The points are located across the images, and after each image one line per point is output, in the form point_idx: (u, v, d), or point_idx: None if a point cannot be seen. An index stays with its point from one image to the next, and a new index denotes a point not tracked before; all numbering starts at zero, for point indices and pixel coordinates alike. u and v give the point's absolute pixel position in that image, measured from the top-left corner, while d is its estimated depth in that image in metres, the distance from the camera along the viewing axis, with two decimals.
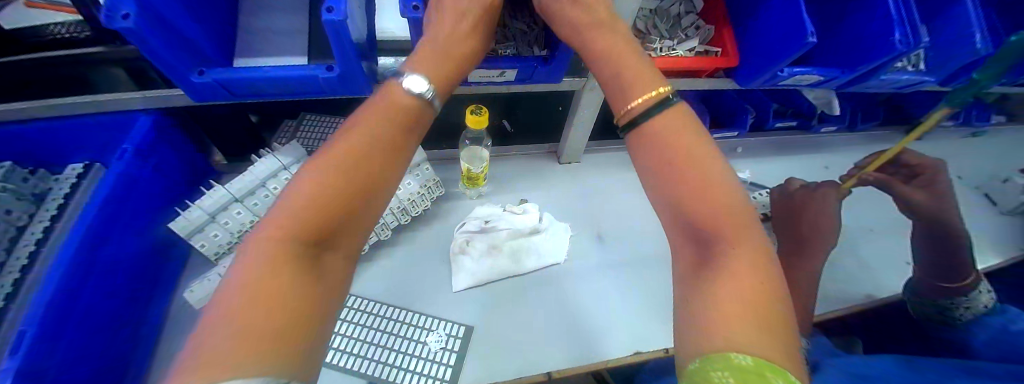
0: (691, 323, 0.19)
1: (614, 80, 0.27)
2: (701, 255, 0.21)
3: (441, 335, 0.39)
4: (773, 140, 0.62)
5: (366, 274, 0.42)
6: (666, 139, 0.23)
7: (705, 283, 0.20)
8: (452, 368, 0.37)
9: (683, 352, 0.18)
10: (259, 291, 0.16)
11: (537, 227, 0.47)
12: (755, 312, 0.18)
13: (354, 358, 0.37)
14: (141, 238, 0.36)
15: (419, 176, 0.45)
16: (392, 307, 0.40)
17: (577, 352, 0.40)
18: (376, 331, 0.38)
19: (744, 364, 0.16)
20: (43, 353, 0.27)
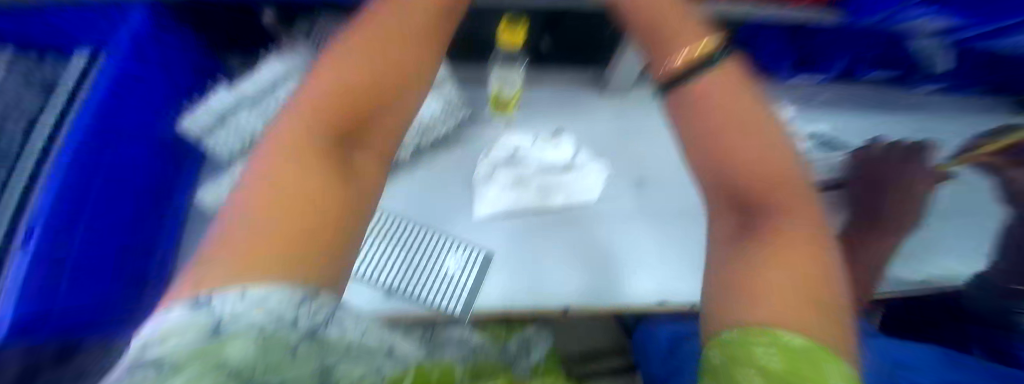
0: (729, 290, 0.19)
1: (663, 41, 0.27)
2: (746, 222, 0.21)
3: (461, 257, 0.40)
4: (864, 95, 0.54)
5: (391, 188, 0.43)
6: (715, 102, 0.24)
7: (751, 251, 0.19)
8: (471, 289, 0.39)
9: (715, 318, 0.18)
10: (286, 183, 0.17)
11: (570, 164, 0.46)
12: (808, 290, 0.17)
13: (378, 270, 0.39)
14: (147, 138, 0.39)
15: (443, 97, 0.43)
16: (414, 224, 0.41)
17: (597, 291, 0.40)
18: (399, 246, 0.40)
19: (795, 345, 0.15)
20: (59, 242, 0.31)
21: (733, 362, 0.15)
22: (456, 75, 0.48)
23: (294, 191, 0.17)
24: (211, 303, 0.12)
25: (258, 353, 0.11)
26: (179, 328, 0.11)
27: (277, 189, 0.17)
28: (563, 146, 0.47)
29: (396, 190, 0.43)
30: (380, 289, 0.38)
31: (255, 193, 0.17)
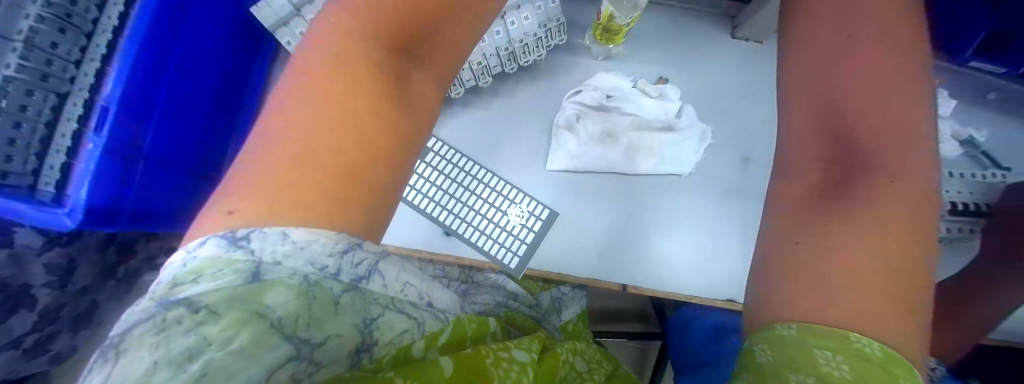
0: (798, 283, 0.19)
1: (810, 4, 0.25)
2: (834, 202, 0.21)
3: (522, 211, 0.40)
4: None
5: (456, 122, 0.43)
6: (851, 70, 0.23)
7: (826, 239, 0.20)
8: (528, 246, 0.39)
9: (776, 311, 0.20)
10: (336, 109, 0.17)
11: (670, 125, 0.43)
12: (880, 291, 0.18)
13: (432, 204, 0.40)
14: (210, 44, 0.42)
15: (539, 11, 0.40)
16: (473, 164, 0.42)
17: (648, 267, 0.39)
18: (463, 188, 0.41)
19: (868, 354, 0.17)
20: (134, 131, 0.35)
21: (786, 363, 0.17)
22: None
23: (329, 129, 0.17)
24: (252, 243, 0.13)
25: (300, 307, 0.13)
26: (219, 262, 0.13)
27: (314, 125, 0.17)
28: (668, 100, 0.44)
29: (454, 120, 0.43)
30: (438, 226, 0.40)
31: (288, 123, 0.17)
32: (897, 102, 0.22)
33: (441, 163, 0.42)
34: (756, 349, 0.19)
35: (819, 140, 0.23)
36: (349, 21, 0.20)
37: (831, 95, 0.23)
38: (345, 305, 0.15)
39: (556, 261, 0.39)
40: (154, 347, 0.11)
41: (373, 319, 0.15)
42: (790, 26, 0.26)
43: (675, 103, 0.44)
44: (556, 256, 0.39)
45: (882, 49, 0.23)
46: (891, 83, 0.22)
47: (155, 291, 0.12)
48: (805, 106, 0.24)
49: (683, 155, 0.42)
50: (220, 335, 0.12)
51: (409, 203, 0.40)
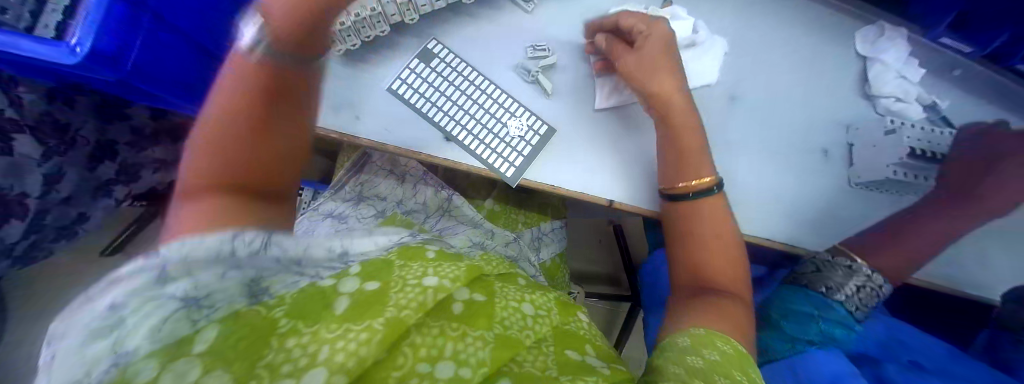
0: (699, 311, 0.54)
1: (681, 154, 0.60)
2: (701, 290, 0.57)
3: (523, 128, 0.60)
4: (994, 89, 0.66)
5: (467, 45, 0.64)
6: (704, 214, 0.59)
7: (704, 300, 0.56)
8: (522, 160, 0.60)
9: (692, 319, 0.53)
10: (211, 203, 0.38)
11: (693, 42, 0.66)
12: (728, 319, 0.53)
13: (451, 122, 0.60)
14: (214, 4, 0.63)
15: None
16: (491, 87, 0.62)
17: (604, 177, 0.62)
18: (473, 102, 0.61)
19: (727, 346, 0.47)
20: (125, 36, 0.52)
21: (699, 343, 0.47)
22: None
23: (238, 215, 0.37)
24: (166, 255, 0.30)
25: (189, 296, 0.28)
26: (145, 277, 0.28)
27: (235, 214, 0.37)
28: (680, 16, 0.66)
29: (450, 29, 0.64)
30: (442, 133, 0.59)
31: (201, 165, 0.41)
32: (722, 230, 0.59)
33: (460, 81, 0.61)
34: (679, 339, 0.49)
35: (690, 263, 0.60)
36: (227, 87, 0.44)
37: (696, 235, 0.59)
38: (217, 301, 0.30)
39: (543, 174, 0.60)
40: (100, 329, 0.25)
41: (265, 278, 0.34)
42: (670, 170, 0.61)
43: (686, 19, 0.66)
44: (550, 176, 0.60)
45: (715, 206, 0.60)
46: (721, 221, 0.59)
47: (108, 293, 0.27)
48: (684, 242, 0.61)
49: (699, 64, 0.66)
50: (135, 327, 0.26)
51: (426, 114, 0.59)
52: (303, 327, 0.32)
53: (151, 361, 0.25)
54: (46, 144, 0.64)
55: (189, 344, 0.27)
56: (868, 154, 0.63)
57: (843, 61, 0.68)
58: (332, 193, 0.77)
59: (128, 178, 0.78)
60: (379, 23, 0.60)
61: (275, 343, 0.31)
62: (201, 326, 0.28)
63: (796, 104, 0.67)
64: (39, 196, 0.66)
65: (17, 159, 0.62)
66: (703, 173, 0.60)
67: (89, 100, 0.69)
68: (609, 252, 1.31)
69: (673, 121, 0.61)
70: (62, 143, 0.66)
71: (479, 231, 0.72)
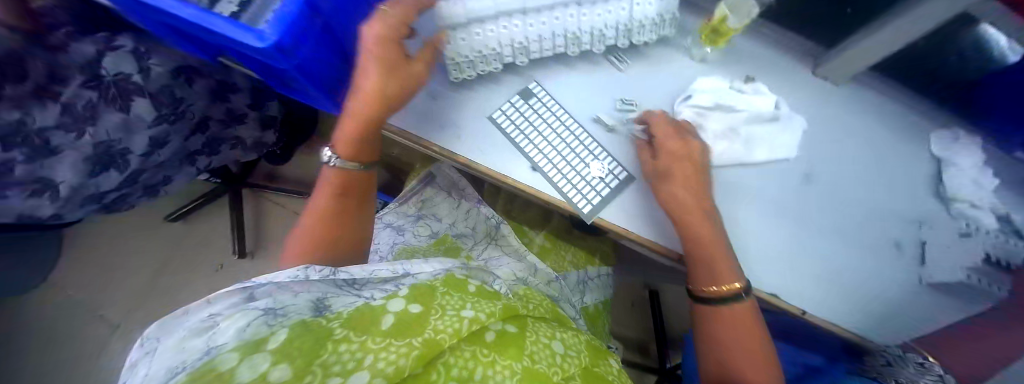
0: None
1: (705, 262, 0.60)
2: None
3: (607, 172, 0.66)
4: None
5: (564, 91, 0.72)
6: (727, 320, 0.59)
7: None
8: (600, 198, 0.65)
9: None
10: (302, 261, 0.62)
11: (775, 118, 0.69)
12: None
13: (541, 157, 0.66)
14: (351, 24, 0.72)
15: (656, 27, 0.70)
16: (581, 132, 0.68)
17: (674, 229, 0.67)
18: (563, 141, 0.67)
19: None
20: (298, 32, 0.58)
21: None
22: (655, 52, 0.74)
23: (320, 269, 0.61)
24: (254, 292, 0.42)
25: (264, 312, 0.38)
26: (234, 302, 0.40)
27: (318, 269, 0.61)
28: (760, 92, 0.70)
29: (550, 75, 0.73)
30: (530, 163, 0.66)
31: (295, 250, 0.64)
32: (745, 333, 0.58)
33: (556, 122, 0.68)
34: None
35: (716, 363, 0.60)
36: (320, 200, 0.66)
37: (719, 341, 0.60)
38: (289, 313, 0.39)
39: (621, 218, 0.66)
40: (200, 334, 0.36)
41: (324, 302, 0.43)
42: (693, 272, 0.63)
43: (767, 95, 0.69)
44: (620, 220, 0.66)
45: (737, 311, 0.59)
46: (745, 321, 0.59)
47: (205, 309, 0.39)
48: (710, 341, 0.61)
49: (782, 137, 0.69)
50: (222, 325, 0.36)
51: (517, 145, 0.67)
52: (351, 336, 0.39)
53: (230, 353, 0.33)
54: (160, 112, 0.75)
55: (263, 343, 0.35)
56: (943, 252, 0.64)
57: (915, 156, 0.70)
58: (398, 205, 0.91)
59: (209, 151, 0.94)
60: (492, 61, 0.69)
61: (331, 346, 0.37)
62: (276, 328, 0.37)
63: (870, 195, 0.68)
64: (141, 156, 0.78)
65: (131, 118, 0.72)
66: (730, 275, 0.59)
67: (205, 83, 0.82)
68: (640, 318, 1.26)
69: (700, 220, 0.60)
70: (172, 112, 0.77)
71: (522, 265, 0.78)
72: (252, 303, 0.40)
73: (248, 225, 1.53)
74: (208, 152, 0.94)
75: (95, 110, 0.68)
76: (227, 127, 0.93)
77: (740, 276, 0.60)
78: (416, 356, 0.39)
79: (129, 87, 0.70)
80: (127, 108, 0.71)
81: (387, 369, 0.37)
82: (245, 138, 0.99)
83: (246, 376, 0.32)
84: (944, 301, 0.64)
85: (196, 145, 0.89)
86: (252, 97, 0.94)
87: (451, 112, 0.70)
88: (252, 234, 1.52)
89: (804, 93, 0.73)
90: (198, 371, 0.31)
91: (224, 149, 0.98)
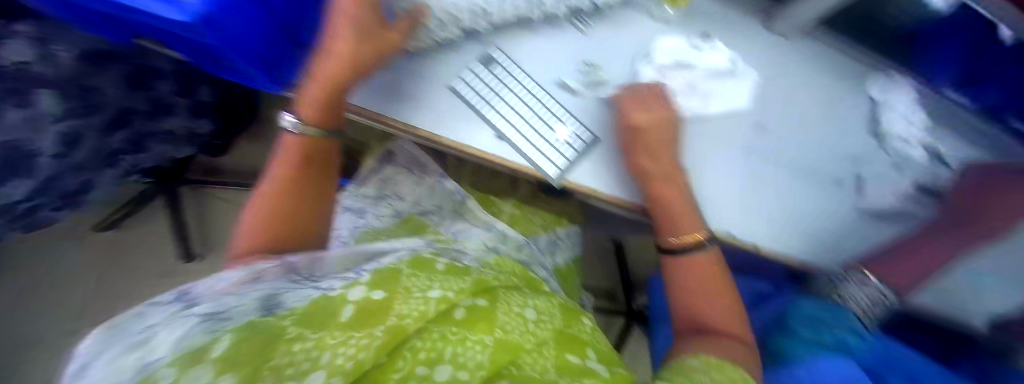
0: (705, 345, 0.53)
1: (671, 215, 0.63)
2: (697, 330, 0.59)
3: (573, 135, 0.65)
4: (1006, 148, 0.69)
5: (525, 56, 0.69)
6: (693, 269, 0.62)
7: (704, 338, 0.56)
8: (567, 164, 0.64)
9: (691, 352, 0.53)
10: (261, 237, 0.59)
11: (731, 73, 0.71)
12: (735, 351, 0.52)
13: (506, 123, 0.63)
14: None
15: None
16: (547, 97, 0.66)
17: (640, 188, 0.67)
18: (527, 107, 0.65)
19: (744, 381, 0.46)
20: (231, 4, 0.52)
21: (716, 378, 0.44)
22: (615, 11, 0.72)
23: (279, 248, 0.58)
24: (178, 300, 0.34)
25: (201, 322, 0.32)
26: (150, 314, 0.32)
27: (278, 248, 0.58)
28: (717, 49, 0.71)
29: (510, 39, 0.69)
30: (495, 131, 0.63)
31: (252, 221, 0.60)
32: (711, 279, 0.62)
33: (519, 88, 0.66)
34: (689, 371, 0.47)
35: (687, 312, 0.62)
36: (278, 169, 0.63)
37: (687, 290, 0.62)
38: (230, 317, 0.33)
39: (588, 181, 0.66)
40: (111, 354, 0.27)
41: (273, 300, 0.37)
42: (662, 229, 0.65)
43: (722, 52, 0.71)
44: (586, 184, 0.65)
45: (702, 261, 0.63)
46: (709, 269, 0.63)
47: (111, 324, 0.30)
48: (679, 293, 0.63)
49: (738, 91, 0.71)
50: (144, 344, 0.29)
51: (481, 113, 0.63)
52: (306, 334, 0.36)
53: (169, 369, 0.28)
54: (68, 105, 0.68)
55: (207, 351, 0.30)
56: (879, 186, 0.70)
57: (857, 101, 0.73)
58: (357, 188, 0.86)
59: (135, 149, 0.85)
60: (451, 26, 0.64)
61: (284, 347, 0.34)
62: (219, 334, 0.32)
63: (821, 139, 0.72)
64: (55, 157, 0.70)
65: (36, 114, 0.65)
66: (692, 221, 0.63)
67: (121, 69, 0.75)
68: (607, 271, 1.31)
69: (665, 178, 0.64)
70: (83, 106, 0.70)
71: (492, 235, 0.76)
72: (187, 309, 0.33)
73: (194, 226, 1.42)
74: (134, 150, 0.85)
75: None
76: (154, 119, 0.84)
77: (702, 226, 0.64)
78: (378, 346, 0.38)
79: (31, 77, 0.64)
80: (27, 103, 0.64)
81: (348, 364, 0.36)
82: (177, 130, 0.89)
83: None
84: (875, 235, 0.70)
85: (117, 143, 0.80)
86: (179, 85, 0.86)
87: (411, 80, 0.65)
88: (200, 229, 1.41)
89: (759, 46, 0.74)
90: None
91: (154, 145, 0.89)
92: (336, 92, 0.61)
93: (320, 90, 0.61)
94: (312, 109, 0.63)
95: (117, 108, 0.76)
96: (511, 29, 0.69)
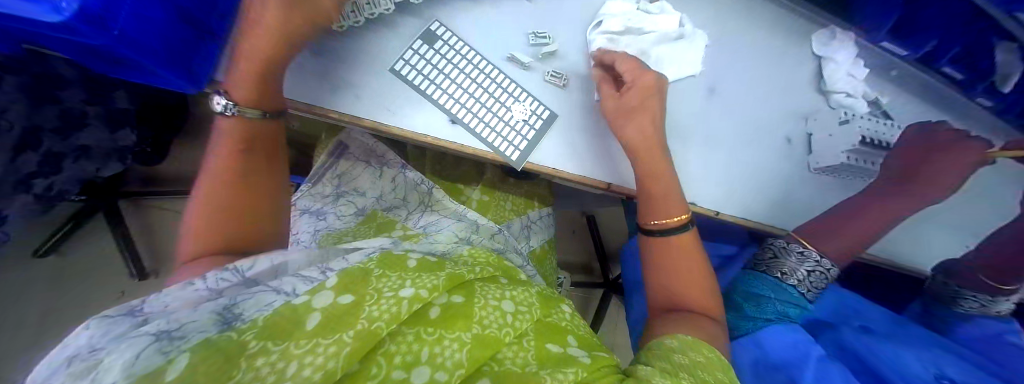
0: (672, 327, 0.55)
1: (650, 197, 0.63)
2: (669, 311, 0.60)
3: (528, 111, 0.63)
4: (936, 93, 0.73)
5: (469, 31, 0.65)
6: (671, 248, 0.63)
7: (675, 318, 0.57)
8: (526, 145, 0.62)
9: (662, 335, 0.54)
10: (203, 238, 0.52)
11: (681, 36, 0.69)
12: (702, 332, 0.54)
13: (458, 106, 0.61)
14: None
15: None
16: (498, 74, 0.63)
17: (601, 159, 0.67)
18: (478, 86, 0.62)
19: (711, 355, 0.48)
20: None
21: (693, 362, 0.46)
22: None
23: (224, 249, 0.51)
24: (142, 316, 0.36)
25: (157, 337, 0.32)
26: (114, 332, 0.33)
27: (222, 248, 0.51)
28: (667, 11, 0.69)
29: (453, 13, 0.65)
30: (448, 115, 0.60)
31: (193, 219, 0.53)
32: (689, 258, 0.62)
33: (468, 66, 0.62)
34: (671, 352, 0.48)
35: (660, 294, 0.63)
36: (215, 158, 0.56)
37: (662, 271, 0.63)
38: (188, 334, 0.33)
39: (548, 161, 0.64)
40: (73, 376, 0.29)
41: (235, 313, 0.37)
42: (644, 210, 0.64)
43: (672, 13, 0.69)
44: (547, 162, 0.64)
45: (685, 239, 0.63)
46: (687, 246, 0.63)
47: (72, 354, 0.31)
48: (655, 272, 0.64)
49: (690, 55, 0.70)
50: (103, 365, 0.29)
51: (428, 96, 0.60)
52: (268, 347, 0.33)
53: None
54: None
55: (162, 372, 0.28)
56: (826, 142, 0.70)
57: (804, 56, 0.75)
58: (312, 187, 0.81)
59: (49, 170, 0.76)
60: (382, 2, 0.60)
61: (245, 364, 0.32)
62: (173, 355, 0.30)
63: (771, 97, 0.73)
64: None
65: None
66: (676, 200, 0.63)
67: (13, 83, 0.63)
68: (582, 245, 1.34)
69: (644, 157, 0.63)
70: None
71: (463, 224, 0.75)
72: (141, 329, 0.33)
73: (141, 243, 1.31)
74: (48, 172, 0.76)
75: None
76: (66, 137, 0.76)
77: (683, 204, 0.64)
78: (349, 353, 0.35)
79: None
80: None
81: (316, 375, 0.33)
82: (91, 146, 0.81)
83: None
84: (829, 187, 0.73)
85: (31, 166, 0.72)
86: (88, 92, 0.77)
87: (350, 68, 0.60)
88: (149, 248, 1.31)
89: (706, 6, 0.73)
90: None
91: (68, 164, 0.80)
92: (271, 64, 0.54)
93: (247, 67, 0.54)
94: (243, 89, 0.55)
95: (21, 127, 0.67)
96: (454, 2, 0.65)
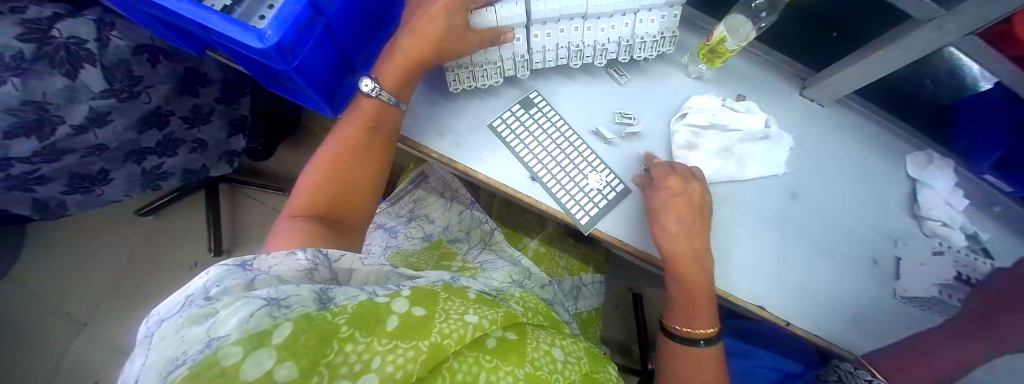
0: None
1: (682, 299, 0.65)
2: None
3: (604, 181, 0.69)
4: None
5: (563, 104, 0.74)
6: (688, 354, 0.64)
7: None
8: (597, 211, 0.67)
9: None
10: (303, 219, 0.58)
11: (766, 136, 0.73)
12: None
13: (542, 167, 0.68)
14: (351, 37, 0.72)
15: (660, 38, 0.71)
16: (583, 145, 0.70)
17: None
18: (562, 151, 0.69)
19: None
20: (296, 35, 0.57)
21: None
22: (651, 69, 0.77)
23: (318, 237, 0.56)
24: (254, 280, 0.42)
25: (267, 300, 0.37)
26: (230, 289, 0.40)
27: (317, 235, 0.56)
28: (753, 111, 0.73)
29: (552, 86, 0.75)
30: (531, 172, 0.68)
31: (300, 198, 0.60)
32: (705, 367, 0.63)
33: (557, 134, 0.70)
34: None
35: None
36: (330, 151, 0.63)
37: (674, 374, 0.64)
38: (289, 302, 0.39)
39: (613, 230, 0.68)
40: (201, 318, 0.35)
41: (328, 294, 0.43)
42: (673, 307, 0.66)
43: (759, 114, 0.73)
44: (613, 232, 0.68)
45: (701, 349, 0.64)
46: (705, 354, 0.64)
47: (203, 296, 0.39)
48: (667, 371, 0.66)
49: (773, 155, 0.72)
50: (225, 315, 0.35)
51: (517, 153, 0.69)
52: (357, 337, 0.38)
53: (233, 347, 0.32)
54: (112, 85, 0.70)
55: (269, 337, 0.34)
56: (916, 270, 0.67)
57: (896, 177, 0.74)
58: (391, 205, 0.91)
59: (164, 151, 0.90)
60: (494, 74, 0.71)
61: (337, 346, 0.37)
62: (279, 321, 0.35)
63: (850, 214, 0.72)
64: (72, 130, 0.69)
65: (78, 87, 0.66)
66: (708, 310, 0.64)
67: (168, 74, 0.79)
68: (623, 319, 1.30)
69: (694, 261, 0.63)
70: (125, 89, 0.72)
71: (518, 268, 0.78)
72: (253, 292, 0.39)
73: (227, 224, 1.48)
74: (163, 152, 0.90)
75: (71, 92, 0.65)
76: (191, 128, 0.92)
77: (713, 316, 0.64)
78: (423, 361, 0.39)
79: (81, 52, 0.65)
80: (74, 75, 0.64)
81: (397, 374, 0.37)
82: (208, 141, 0.99)
83: (251, 373, 0.31)
84: (909, 316, 0.68)
85: (151, 142, 0.85)
86: (222, 91, 0.94)
87: (459, 119, 0.72)
88: (230, 230, 1.48)
89: (789, 114, 0.76)
90: (198, 364, 0.30)
91: (181, 152, 0.95)
92: (419, 67, 0.65)
93: (403, 65, 0.64)
94: (392, 76, 0.65)
95: (156, 103, 0.79)
96: (555, 77, 0.75)
